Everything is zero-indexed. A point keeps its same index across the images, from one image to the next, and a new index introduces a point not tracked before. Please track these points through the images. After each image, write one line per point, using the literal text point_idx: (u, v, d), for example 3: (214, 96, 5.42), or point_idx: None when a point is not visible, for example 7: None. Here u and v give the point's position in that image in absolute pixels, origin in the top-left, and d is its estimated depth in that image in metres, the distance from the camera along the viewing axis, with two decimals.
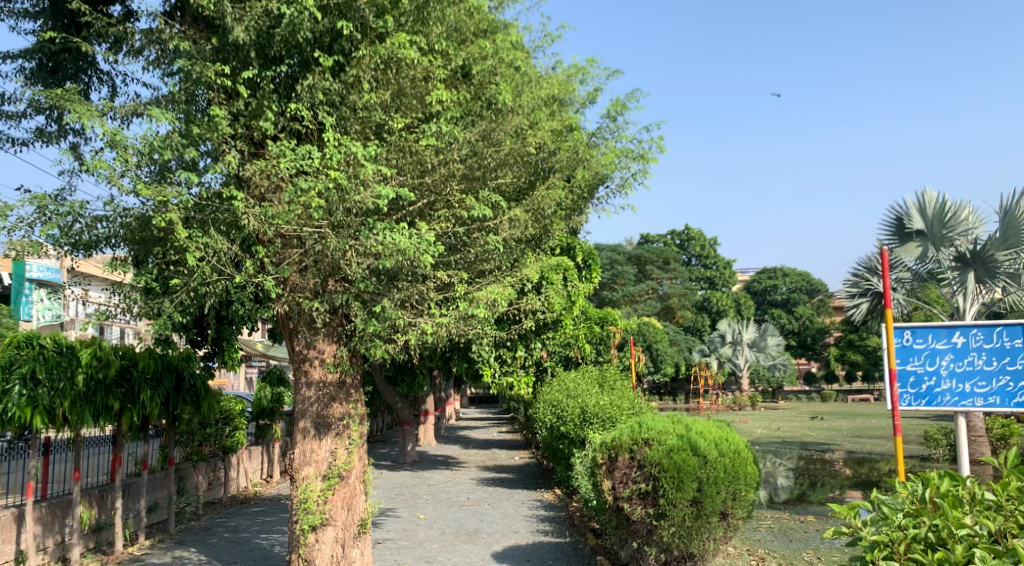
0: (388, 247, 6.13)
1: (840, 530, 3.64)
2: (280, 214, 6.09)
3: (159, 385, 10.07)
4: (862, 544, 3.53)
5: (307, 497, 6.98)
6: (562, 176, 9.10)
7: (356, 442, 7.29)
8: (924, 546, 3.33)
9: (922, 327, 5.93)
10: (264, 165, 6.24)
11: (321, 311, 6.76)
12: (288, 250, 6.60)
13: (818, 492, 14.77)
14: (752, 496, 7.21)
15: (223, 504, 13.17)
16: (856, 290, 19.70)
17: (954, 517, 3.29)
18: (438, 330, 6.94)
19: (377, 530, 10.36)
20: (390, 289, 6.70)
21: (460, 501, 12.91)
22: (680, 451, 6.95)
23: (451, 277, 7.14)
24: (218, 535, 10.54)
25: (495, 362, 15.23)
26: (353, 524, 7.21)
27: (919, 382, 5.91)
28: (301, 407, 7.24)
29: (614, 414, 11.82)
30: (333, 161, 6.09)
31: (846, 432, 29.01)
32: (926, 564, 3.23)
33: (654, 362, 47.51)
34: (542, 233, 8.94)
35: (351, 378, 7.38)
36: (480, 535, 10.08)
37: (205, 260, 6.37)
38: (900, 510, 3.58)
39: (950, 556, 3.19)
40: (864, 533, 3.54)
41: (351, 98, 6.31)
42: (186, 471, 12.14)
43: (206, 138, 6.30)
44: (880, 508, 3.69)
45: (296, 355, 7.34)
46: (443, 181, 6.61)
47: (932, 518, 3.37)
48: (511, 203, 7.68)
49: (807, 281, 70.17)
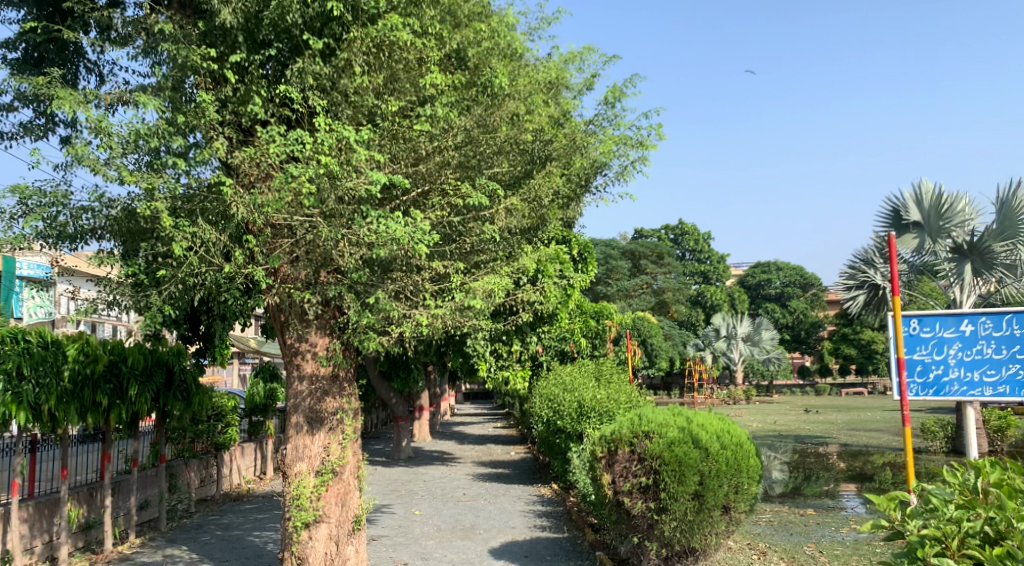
0: (382, 236, 5.98)
1: (882, 524, 3.70)
2: (270, 202, 5.91)
3: (148, 381, 9.90)
4: (911, 540, 3.52)
5: (300, 493, 6.82)
6: (559, 165, 8.94)
7: (350, 438, 7.13)
8: (980, 540, 3.34)
9: (929, 316, 5.82)
10: (253, 152, 6.06)
11: (313, 302, 6.59)
12: (279, 239, 6.43)
13: (814, 485, 14.71)
14: (754, 489, 7.06)
15: (215, 501, 12.97)
16: (853, 282, 19.53)
17: (1012, 509, 3.31)
18: (433, 322, 6.78)
19: (371, 527, 10.20)
20: (383, 281, 6.59)
21: (457, 497, 12.77)
22: (682, 444, 6.81)
23: (447, 267, 6.97)
24: (210, 532, 10.36)
25: (490, 356, 15.08)
26: (348, 521, 7.06)
27: (926, 371, 5.80)
28: (293, 401, 7.06)
29: (611, 408, 11.70)
30: (324, 147, 5.89)
31: (842, 425, 28.97)
32: (986, 560, 3.22)
33: (649, 357, 47.54)
34: (538, 224, 8.78)
35: (344, 372, 7.22)
36: (476, 531, 9.95)
37: (194, 251, 6.19)
38: (950, 500, 3.57)
39: (1010, 550, 3.20)
40: (913, 529, 3.52)
41: (342, 82, 6.14)
42: (178, 468, 11.95)
43: (193, 126, 6.13)
44: (924, 500, 3.70)
45: (288, 348, 7.16)
46: (438, 169, 6.46)
47: (987, 510, 3.38)
48: (508, 192, 7.51)
49: (800, 275, 70.23)
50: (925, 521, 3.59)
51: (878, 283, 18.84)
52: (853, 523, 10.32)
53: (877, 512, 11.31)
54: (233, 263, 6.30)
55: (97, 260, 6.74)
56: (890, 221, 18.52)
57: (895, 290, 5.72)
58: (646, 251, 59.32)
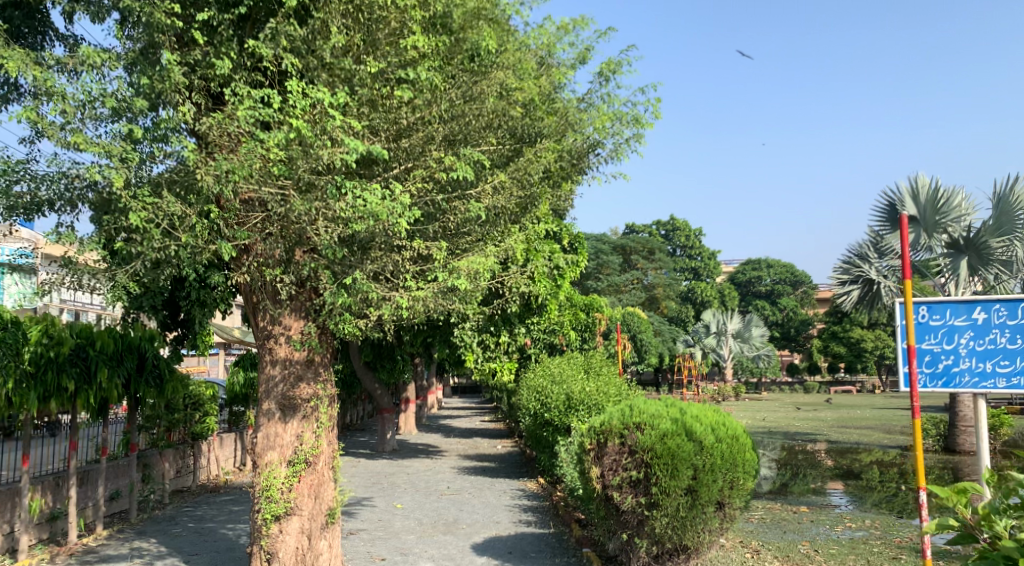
0: (359, 210, 5.63)
1: (950, 522, 3.25)
2: (238, 168, 5.49)
3: (118, 366, 9.45)
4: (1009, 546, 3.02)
5: (270, 485, 6.44)
6: (551, 143, 8.52)
7: (325, 426, 6.74)
8: None
9: (940, 302, 5.48)
10: (221, 118, 5.66)
11: (286, 282, 6.25)
12: (252, 215, 6.08)
13: (803, 483, 14.42)
14: (750, 484, 6.71)
15: (192, 493, 12.56)
16: (847, 277, 19.16)
17: None
18: (415, 305, 6.41)
19: (350, 521, 9.82)
20: (363, 261, 6.24)
21: (440, 491, 12.41)
22: (675, 436, 6.46)
23: (429, 246, 6.59)
24: (181, 525, 9.97)
25: (477, 347, 14.67)
26: (321, 514, 6.68)
27: (936, 361, 5.44)
28: (265, 387, 6.66)
29: (600, 401, 11.36)
30: (297, 111, 5.47)
31: (832, 422, 28.79)
32: None
33: (639, 351, 47.35)
34: (528, 203, 8.37)
35: (320, 356, 6.82)
36: (459, 525, 9.59)
37: (158, 225, 5.78)
38: None
39: None
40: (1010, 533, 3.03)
41: (317, 45, 5.68)
42: (152, 458, 11.52)
43: (159, 90, 5.73)
44: (999, 496, 3.29)
45: (260, 331, 6.76)
46: (420, 144, 6.13)
47: None
48: (496, 169, 7.19)
49: (791, 272, 70.45)
50: (1012, 523, 3.19)
51: (873, 278, 18.58)
52: (848, 521, 10.02)
53: (870, 510, 11.02)
54: (199, 237, 5.91)
55: (55, 234, 6.24)
56: (886, 214, 18.24)
57: (906, 273, 5.34)
58: (637, 245, 59.38)
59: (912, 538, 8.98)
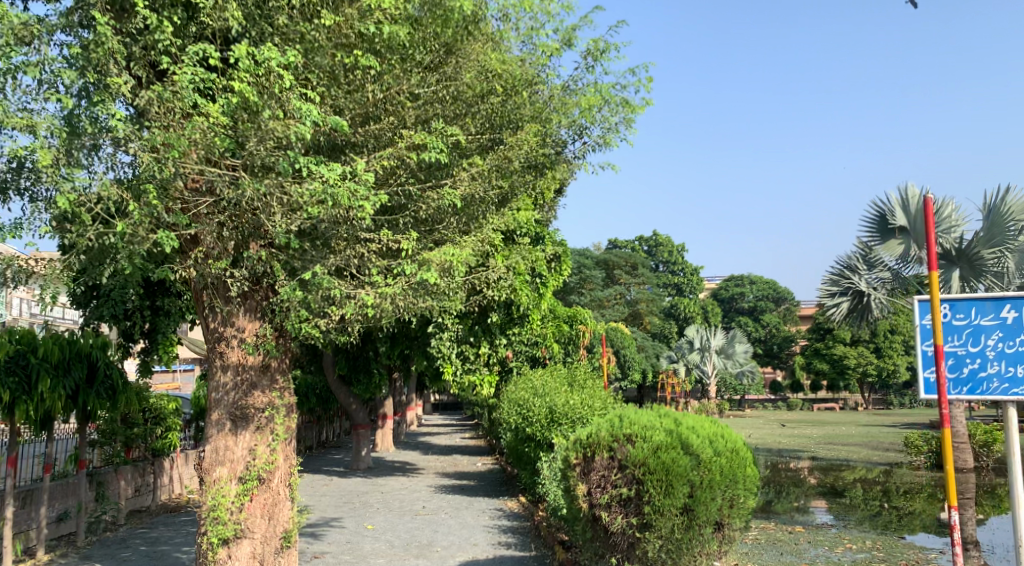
0: (317, 194, 5.02)
1: None
2: (175, 139, 4.85)
3: (64, 376, 8.66)
4: None
5: (217, 505, 5.76)
6: (533, 132, 7.96)
7: (281, 439, 6.07)
8: None
9: (964, 299, 4.92)
10: (161, 91, 4.99)
11: (238, 279, 5.61)
12: (199, 200, 5.40)
13: (787, 500, 13.85)
14: (751, 503, 6.09)
15: (150, 513, 11.68)
16: (836, 289, 18.55)
17: None
18: (383, 304, 5.81)
19: (315, 543, 9.09)
20: (324, 255, 5.70)
21: (414, 511, 11.68)
22: (669, 449, 5.86)
23: (398, 238, 6.03)
24: (132, 548, 9.19)
25: (456, 358, 13.96)
26: (275, 537, 6.00)
27: (960, 366, 4.88)
28: (215, 396, 6.00)
29: (585, 415, 10.79)
30: (243, 74, 4.78)
31: (817, 439, 28.33)
32: None
33: (621, 367, 46.74)
34: (505, 194, 7.78)
35: (277, 361, 6.16)
36: (433, 548, 8.89)
37: (81, 209, 5.11)
38: None
39: None
40: None
41: (272, 9, 5.10)
42: (107, 476, 10.70)
43: (95, 61, 5.12)
44: None
45: (210, 334, 6.09)
46: (388, 130, 5.68)
47: None
48: (472, 152, 6.69)
49: (774, 289, 70.54)
50: None
51: (863, 289, 18.04)
52: (848, 543, 9.42)
53: (867, 530, 10.46)
54: (135, 225, 5.20)
55: None
56: (877, 225, 17.83)
57: (931, 265, 4.79)
58: (620, 261, 59.51)
59: (918, 561, 8.41)
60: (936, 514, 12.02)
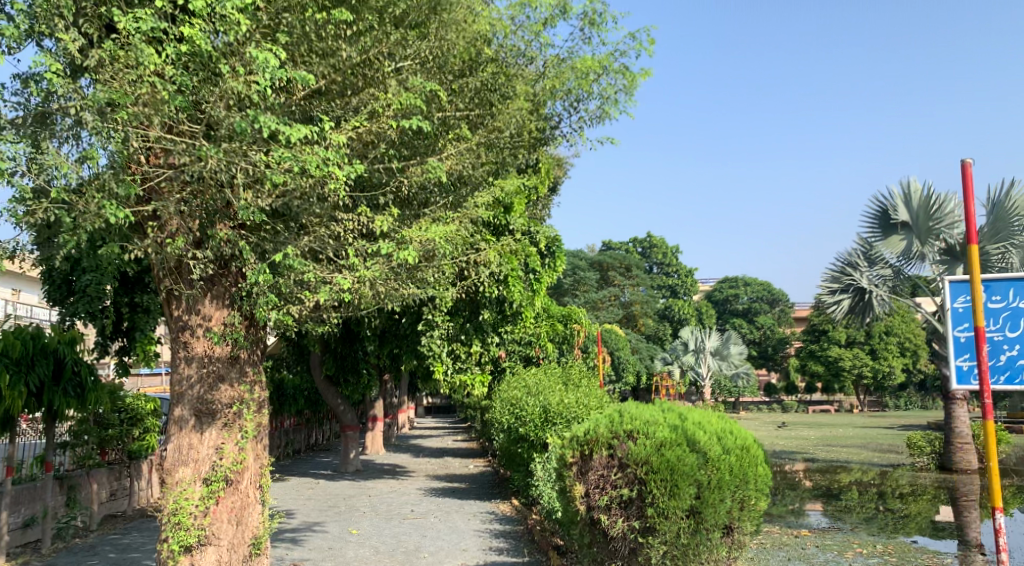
0: (282, 160, 4.54)
1: None
2: (121, 95, 4.41)
3: (26, 373, 8.15)
4: None
5: (180, 508, 5.24)
6: (524, 108, 7.49)
7: (250, 437, 5.56)
8: None
9: (1002, 279, 4.44)
10: (110, 46, 4.52)
11: (201, 260, 5.10)
12: (157, 172, 4.92)
13: (787, 504, 13.36)
14: (763, 505, 5.56)
15: (125, 518, 11.14)
16: (837, 286, 18.12)
17: None
18: (360, 288, 5.32)
19: (295, 549, 8.56)
20: (297, 237, 5.22)
21: (402, 515, 11.20)
22: (674, 446, 5.38)
23: (376, 217, 5.59)
24: (100, 556, 8.66)
25: (447, 358, 13.38)
26: (243, 544, 5.52)
27: (997, 353, 4.41)
28: (178, 391, 5.47)
29: (580, 413, 10.31)
30: (194, 23, 4.31)
31: (817, 442, 27.83)
32: None
33: (615, 369, 46.23)
34: (490, 175, 7.32)
35: (246, 353, 5.66)
36: (420, 554, 8.41)
37: (18, 176, 4.60)
38: None
39: None
40: None
41: None
42: (79, 479, 10.13)
43: (40, 16, 4.65)
44: None
45: (173, 323, 5.57)
46: (368, 99, 5.26)
47: None
48: (457, 127, 6.25)
49: (768, 291, 70.10)
50: None
51: (864, 286, 17.61)
52: (857, 547, 8.94)
53: (874, 533, 9.99)
54: (84, 198, 4.68)
55: None
56: (878, 220, 17.39)
57: (972, 240, 4.25)
58: (615, 262, 58.55)
59: None
60: (933, 516, 11.60)
